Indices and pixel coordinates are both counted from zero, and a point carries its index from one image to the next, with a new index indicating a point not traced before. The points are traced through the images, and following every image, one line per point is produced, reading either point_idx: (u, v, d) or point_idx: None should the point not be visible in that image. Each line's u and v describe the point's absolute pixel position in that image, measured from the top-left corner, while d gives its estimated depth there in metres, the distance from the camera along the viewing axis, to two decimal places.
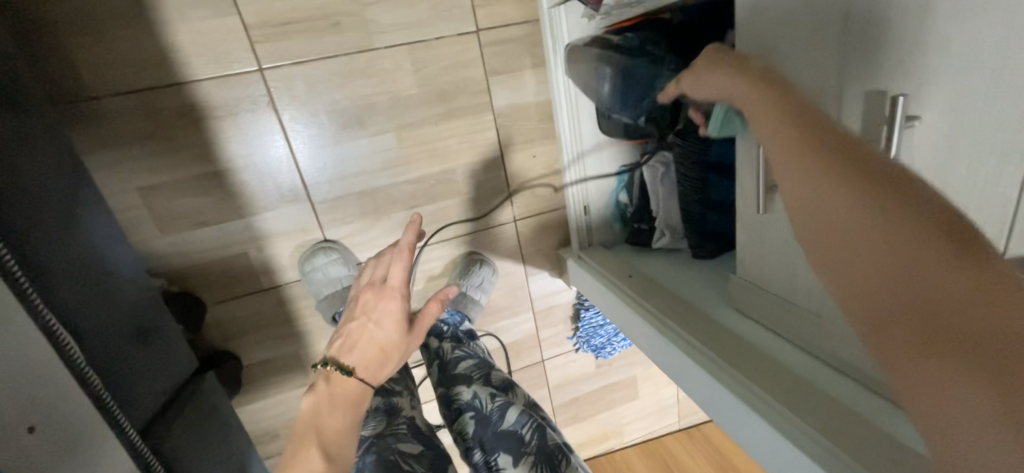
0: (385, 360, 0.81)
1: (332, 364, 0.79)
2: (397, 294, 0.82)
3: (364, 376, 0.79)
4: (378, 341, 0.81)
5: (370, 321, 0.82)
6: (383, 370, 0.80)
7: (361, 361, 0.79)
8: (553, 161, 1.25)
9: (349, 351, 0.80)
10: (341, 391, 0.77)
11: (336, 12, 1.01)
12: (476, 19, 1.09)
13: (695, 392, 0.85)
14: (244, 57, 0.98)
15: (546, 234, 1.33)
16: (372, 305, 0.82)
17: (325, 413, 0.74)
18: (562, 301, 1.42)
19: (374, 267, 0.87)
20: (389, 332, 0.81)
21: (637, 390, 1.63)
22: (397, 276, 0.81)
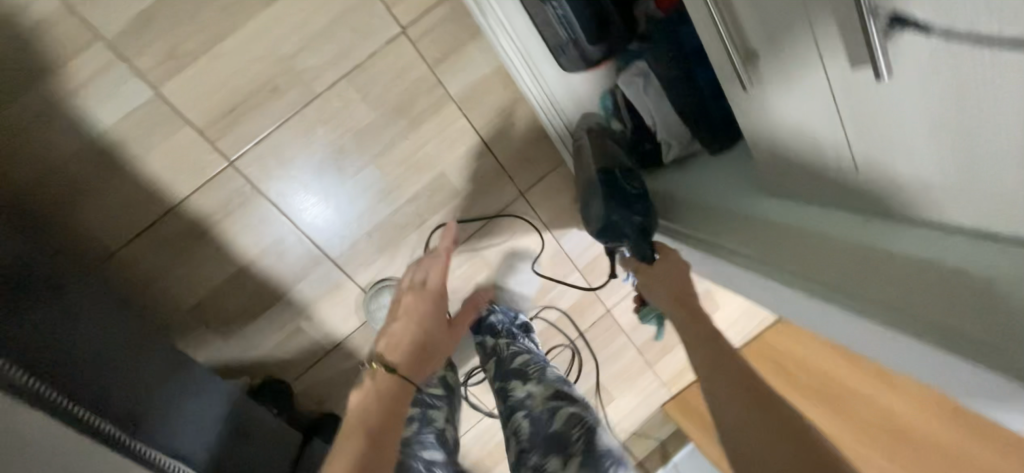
0: (424, 359, 0.94)
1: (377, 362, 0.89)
2: (433, 292, 0.99)
3: (405, 372, 0.90)
4: (414, 341, 0.94)
5: (411, 319, 0.96)
6: (421, 369, 0.93)
7: (401, 360, 0.91)
8: (534, 120, 1.19)
9: (393, 348, 0.93)
10: (375, 396, 0.83)
11: (270, 75, 1.00)
12: (398, 18, 1.04)
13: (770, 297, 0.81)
14: (214, 159, 1.01)
15: (558, 194, 1.28)
16: (410, 305, 0.98)
17: (369, 411, 0.80)
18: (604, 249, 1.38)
19: (415, 271, 1.01)
20: (426, 324, 0.96)
21: (716, 301, 1.57)
22: (435, 277, 1.00)
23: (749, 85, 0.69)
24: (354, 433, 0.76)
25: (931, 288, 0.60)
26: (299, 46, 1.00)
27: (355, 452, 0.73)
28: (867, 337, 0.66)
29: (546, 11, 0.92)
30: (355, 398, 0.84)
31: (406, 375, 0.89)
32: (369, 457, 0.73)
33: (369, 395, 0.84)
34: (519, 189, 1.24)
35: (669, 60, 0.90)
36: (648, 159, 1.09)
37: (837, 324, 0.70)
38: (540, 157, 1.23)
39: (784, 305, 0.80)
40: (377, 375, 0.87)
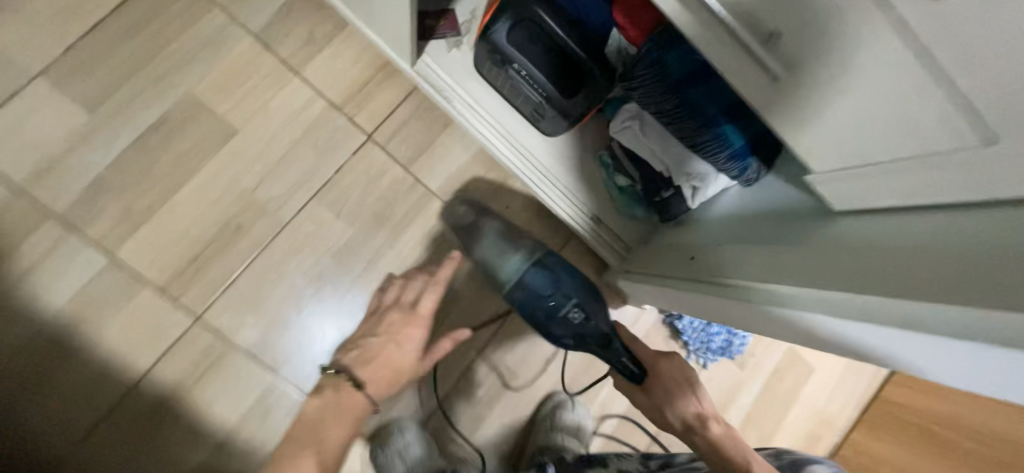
0: (392, 385, 0.65)
1: (343, 373, 0.63)
2: (422, 325, 0.69)
3: (373, 393, 0.63)
4: (395, 363, 0.66)
5: (391, 342, 0.67)
6: (385, 393, 0.64)
7: (373, 378, 0.64)
8: (529, 197, 1.06)
9: (364, 362, 0.65)
10: (347, 406, 0.61)
11: (234, 213, 0.92)
12: (362, 126, 0.99)
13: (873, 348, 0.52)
14: (178, 318, 0.88)
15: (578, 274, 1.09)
16: (397, 326, 0.69)
17: (327, 423, 0.60)
18: (650, 325, 1.13)
19: (404, 292, 0.73)
20: (406, 356, 0.67)
21: (806, 359, 1.25)
22: (427, 305, 0.71)
23: (775, 76, 0.50)
24: (310, 441, 0.57)
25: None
26: (262, 177, 0.93)
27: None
28: (930, 346, 0.45)
29: (513, 75, 0.84)
30: (314, 406, 0.62)
31: (373, 397, 0.63)
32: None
33: (338, 402, 0.61)
34: None
35: (663, 93, 0.77)
36: (678, 208, 0.89)
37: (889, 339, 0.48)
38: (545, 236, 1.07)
39: (816, 340, 0.59)
40: (338, 391, 0.62)
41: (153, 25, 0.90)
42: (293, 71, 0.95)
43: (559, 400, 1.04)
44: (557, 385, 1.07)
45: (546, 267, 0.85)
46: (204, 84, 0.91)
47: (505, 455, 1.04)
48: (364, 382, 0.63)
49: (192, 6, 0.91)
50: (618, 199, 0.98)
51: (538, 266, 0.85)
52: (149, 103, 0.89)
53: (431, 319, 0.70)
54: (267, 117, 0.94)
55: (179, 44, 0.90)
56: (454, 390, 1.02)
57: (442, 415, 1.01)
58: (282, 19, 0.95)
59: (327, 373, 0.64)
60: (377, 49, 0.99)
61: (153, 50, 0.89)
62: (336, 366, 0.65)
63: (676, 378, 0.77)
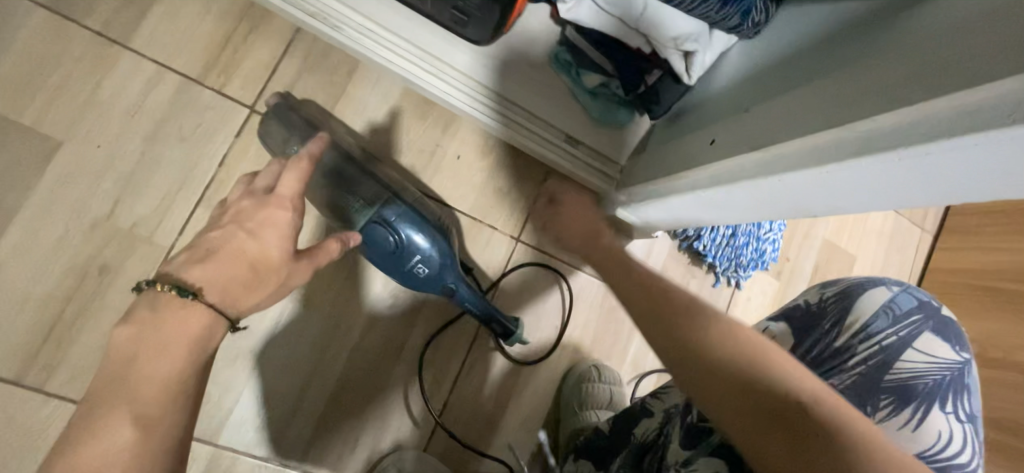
0: (250, 289, 0.45)
1: (166, 283, 0.42)
2: (289, 205, 0.49)
3: (217, 301, 0.42)
4: (254, 257, 0.46)
5: (242, 233, 0.46)
6: (244, 299, 0.44)
7: (218, 280, 0.43)
8: (480, 139, 0.84)
9: (200, 261, 0.44)
10: (173, 326, 0.40)
11: (92, 252, 0.67)
12: (240, 98, 0.73)
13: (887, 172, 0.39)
14: (53, 410, 0.64)
15: (563, 217, 0.88)
16: (248, 215, 0.48)
17: (146, 349, 0.39)
18: (666, 256, 0.93)
19: (260, 179, 0.52)
20: (268, 248, 0.46)
21: (846, 247, 1.08)
22: (289, 186, 0.51)
23: None
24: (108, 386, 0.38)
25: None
26: (118, 194, 0.68)
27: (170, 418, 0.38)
28: (971, 160, 0.34)
29: None
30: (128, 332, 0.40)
31: (221, 306, 0.43)
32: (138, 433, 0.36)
33: (162, 318, 0.40)
34: (511, 235, 0.85)
35: None
36: (669, 93, 0.68)
37: (925, 171, 0.37)
38: (514, 181, 0.85)
39: (845, 200, 0.48)
40: (153, 306, 0.41)
41: None
42: (119, 44, 0.69)
43: (584, 371, 0.84)
44: (576, 356, 0.87)
45: (399, 225, 0.66)
46: None
47: (536, 456, 0.83)
48: (200, 287, 0.42)
49: None
50: (591, 106, 0.77)
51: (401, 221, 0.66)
52: None
53: (300, 199, 0.51)
54: (100, 114, 0.68)
55: None
56: (454, 397, 0.81)
57: (447, 431, 0.80)
58: None
59: (146, 289, 0.42)
60: None
61: None
62: (157, 278, 0.43)
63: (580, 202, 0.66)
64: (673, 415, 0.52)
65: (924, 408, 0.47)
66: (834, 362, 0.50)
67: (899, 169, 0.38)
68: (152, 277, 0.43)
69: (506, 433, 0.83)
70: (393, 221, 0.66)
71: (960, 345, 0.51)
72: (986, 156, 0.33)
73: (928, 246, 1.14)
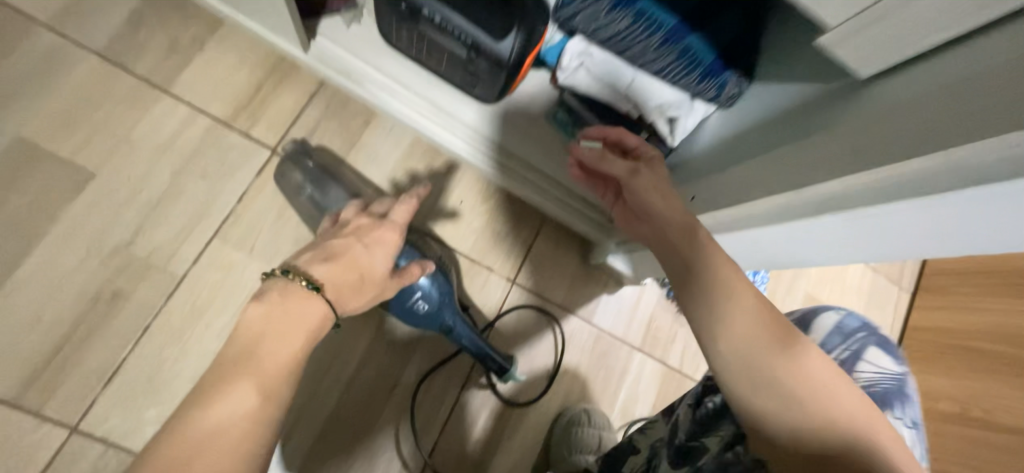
0: (358, 296, 0.45)
1: (297, 274, 0.42)
2: (397, 231, 0.51)
3: (332, 297, 0.42)
4: (364, 268, 0.46)
5: (358, 246, 0.48)
6: (350, 304, 0.44)
7: (335, 278, 0.43)
8: (482, 186, 0.90)
9: (323, 261, 0.45)
10: (297, 313, 0.40)
11: (108, 278, 0.70)
12: (263, 140, 0.80)
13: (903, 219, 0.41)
14: (46, 435, 0.64)
15: (558, 261, 0.93)
16: (364, 231, 0.50)
17: (274, 332, 0.38)
18: (655, 303, 0.97)
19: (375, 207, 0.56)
20: (375, 263, 0.47)
21: (827, 301, 1.12)
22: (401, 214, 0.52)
23: None
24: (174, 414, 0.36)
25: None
26: (139, 224, 0.72)
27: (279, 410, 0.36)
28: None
29: (425, 29, 0.66)
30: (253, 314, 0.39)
31: (335, 304, 0.43)
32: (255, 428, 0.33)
33: (290, 304, 0.40)
34: (506, 277, 0.89)
35: (608, 9, 0.64)
36: None
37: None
38: (512, 226, 0.91)
39: (891, 238, 0.44)
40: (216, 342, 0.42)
41: None
42: (159, 88, 0.76)
43: (575, 415, 0.85)
44: (566, 401, 0.88)
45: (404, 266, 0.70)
46: (40, 123, 0.71)
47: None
48: (323, 283, 0.42)
49: (10, 32, 0.72)
50: None
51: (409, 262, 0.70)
52: None
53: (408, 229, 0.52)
54: (134, 150, 0.74)
55: None
56: (444, 438, 0.81)
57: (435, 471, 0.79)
58: (134, 31, 0.76)
59: (276, 277, 0.42)
60: (263, 46, 0.82)
61: None
62: (290, 268, 0.43)
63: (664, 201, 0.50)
64: (659, 448, 0.53)
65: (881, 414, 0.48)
66: None
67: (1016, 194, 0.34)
68: (283, 266, 0.43)
69: None
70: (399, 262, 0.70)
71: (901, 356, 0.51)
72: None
73: (905, 304, 1.19)
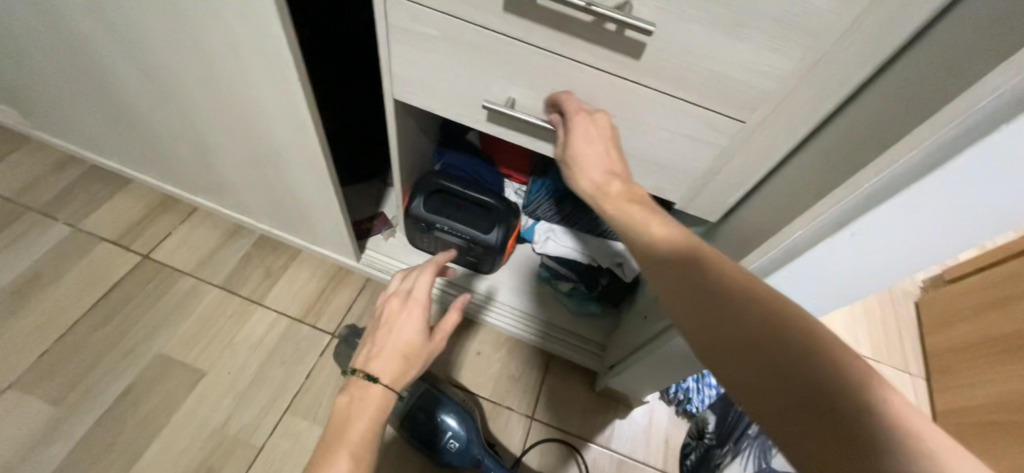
0: (408, 371, 0.61)
1: (360, 372, 0.59)
2: (421, 305, 0.64)
3: (389, 382, 0.58)
4: (405, 349, 0.61)
5: (395, 330, 0.62)
6: (406, 377, 0.60)
7: (385, 366, 0.59)
8: (494, 336, 1.11)
9: (375, 354, 0.61)
10: (365, 401, 0.57)
11: (205, 456, 0.88)
12: (326, 327, 1.06)
13: (862, 249, 0.45)
14: None
15: (569, 393, 1.06)
16: (394, 316, 0.64)
17: (355, 417, 0.56)
18: (667, 420, 1.05)
19: (398, 283, 0.67)
20: (410, 340, 0.62)
21: None
22: (421, 289, 0.65)
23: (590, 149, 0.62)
24: None
25: (859, 145, 0.44)
26: (232, 408, 0.93)
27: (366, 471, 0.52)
28: (866, 243, 0.44)
29: (438, 234, 0.97)
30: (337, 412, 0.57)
31: (392, 386, 0.59)
32: None
33: (360, 397, 0.57)
34: (525, 414, 1.03)
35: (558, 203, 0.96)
36: (617, 287, 1.00)
37: (853, 250, 0.45)
38: (524, 366, 1.08)
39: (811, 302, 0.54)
40: None
41: (127, 306, 1.03)
42: (255, 302, 1.07)
43: None
44: None
45: (436, 411, 0.88)
46: (174, 340, 1.00)
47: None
48: (379, 374, 0.59)
49: (164, 280, 1.07)
50: (569, 306, 1.06)
51: (439, 406, 0.88)
52: (117, 377, 0.94)
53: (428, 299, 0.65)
54: (234, 349, 1.00)
55: (151, 314, 1.02)
56: None
57: None
58: (243, 266, 1.11)
59: (349, 374, 0.59)
60: (329, 260, 1.14)
61: (126, 328, 1.00)
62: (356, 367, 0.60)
63: (590, 140, 0.57)
64: None
65: None
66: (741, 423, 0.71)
67: (842, 248, 0.46)
68: (352, 366, 0.61)
69: None
70: (432, 408, 0.88)
71: None
72: (883, 228, 0.42)
73: (924, 389, 1.24)
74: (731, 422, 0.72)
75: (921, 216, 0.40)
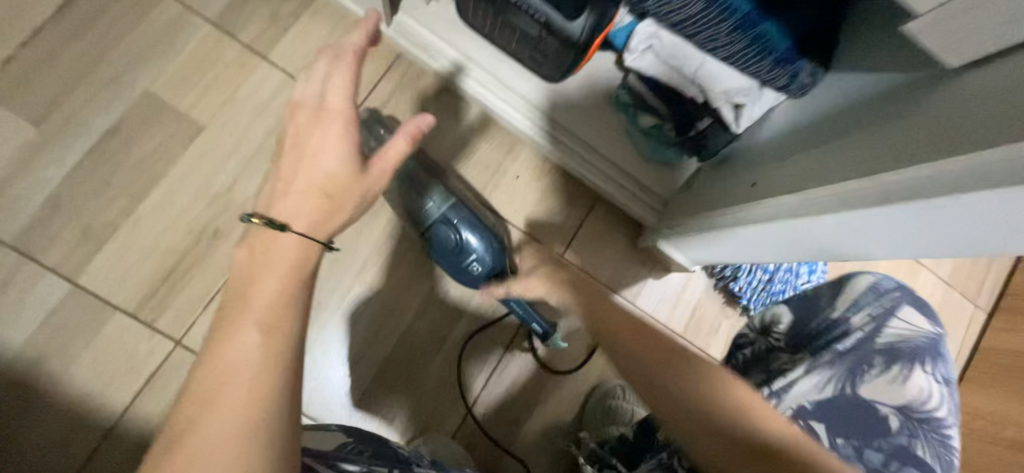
0: (334, 212, 0.49)
1: (260, 218, 0.47)
2: (341, 120, 0.51)
3: (305, 229, 0.48)
4: (324, 184, 0.49)
5: (307, 159, 0.50)
6: (332, 221, 0.49)
7: (300, 207, 0.48)
8: (538, 162, 0.92)
9: (282, 195, 0.49)
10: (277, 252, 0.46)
11: (210, 217, 0.81)
12: None
13: (983, 209, 0.39)
14: (155, 344, 0.77)
15: (607, 241, 0.94)
16: (305, 135, 0.51)
17: (263, 268, 0.45)
18: (701, 291, 0.96)
19: (305, 85, 0.53)
20: (335, 173, 0.49)
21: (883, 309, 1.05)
22: (337, 100, 0.51)
23: None
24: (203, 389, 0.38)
25: None
26: (237, 175, 0.82)
27: (279, 347, 0.40)
28: (986, 212, 0.39)
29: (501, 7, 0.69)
30: (242, 256, 0.47)
31: (310, 233, 0.48)
32: (271, 341, 0.40)
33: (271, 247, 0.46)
34: (555, 252, 0.93)
35: None
36: (716, 138, 0.76)
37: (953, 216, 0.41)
38: (565, 203, 0.93)
39: (839, 242, 0.54)
40: (257, 243, 0.47)
41: (102, 24, 0.82)
42: (259, 54, 0.85)
43: (609, 389, 0.88)
44: (604, 375, 0.91)
45: (457, 227, 0.77)
46: (165, 80, 0.83)
47: (551, 433, 0.87)
48: (290, 221, 0.48)
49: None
50: (645, 145, 0.85)
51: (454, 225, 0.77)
52: (103, 112, 0.80)
53: (348, 114, 0.51)
54: (235, 108, 0.84)
55: (132, 41, 0.82)
56: (484, 395, 0.86)
57: (475, 424, 0.85)
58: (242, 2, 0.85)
59: (247, 222, 0.48)
60: (349, 19, 0.87)
61: (102, 52, 0.81)
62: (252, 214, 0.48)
63: None
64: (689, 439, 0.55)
65: (908, 369, 0.54)
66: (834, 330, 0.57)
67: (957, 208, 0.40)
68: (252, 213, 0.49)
69: (528, 435, 0.87)
70: (452, 224, 0.77)
71: (937, 322, 0.58)
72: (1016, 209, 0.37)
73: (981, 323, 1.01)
74: (819, 328, 0.58)
75: (972, 220, 0.40)
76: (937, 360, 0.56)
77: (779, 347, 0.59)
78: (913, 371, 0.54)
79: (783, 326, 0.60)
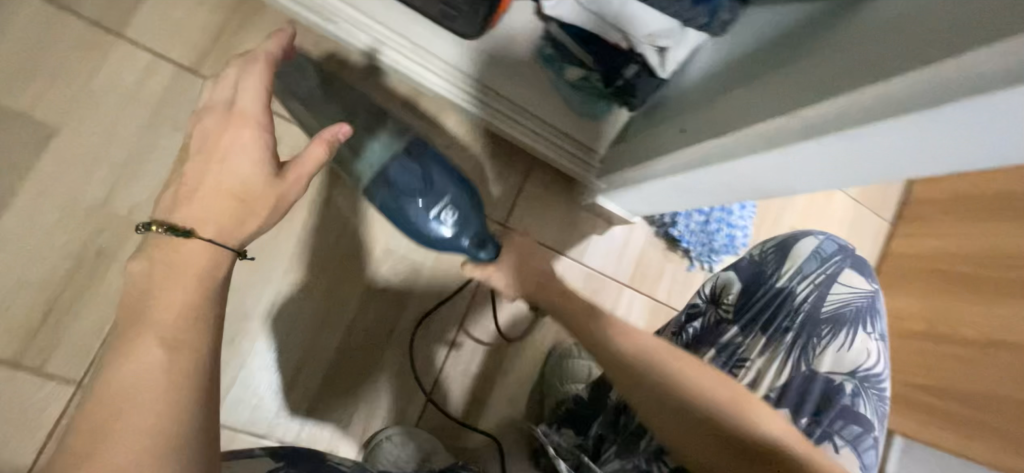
0: (246, 216, 0.45)
1: (160, 225, 0.43)
2: (251, 121, 0.48)
3: (212, 236, 0.43)
4: (235, 189, 0.45)
5: (213, 165, 0.46)
6: (243, 226, 0.45)
7: (206, 212, 0.44)
8: (467, 129, 0.86)
9: (185, 201, 0.45)
10: (180, 261, 0.42)
11: (90, 236, 0.69)
12: None
13: (885, 144, 0.41)
14: (50, 391, 0.66)
15: (548, 203, 0.92)
16: (213, 139, 0.47)
17: (160, 279, 0.41)
18: (644, 241, 0.97)
19: (215, 89, 0.51)
20: (246, 178, 0.45)
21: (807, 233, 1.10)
22: (249, 100, 0.50)
23: None
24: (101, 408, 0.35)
25: None
26: (113, 182, 0.70)
27: (188, 361, 0.38)
28: (892, 142, 0.41)
29: None
30: (138, 269, 0.42)
31: (220, 240, 0.43)
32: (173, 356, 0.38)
33: (170, 256, 0.42)
34: (497, 221, 0.89)
35: None
36: (643, 86, 0.74)
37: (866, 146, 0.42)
38: (500, 169, 0.89)
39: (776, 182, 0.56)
40: (154, 252, 0.42)
41: None
42: (113, 33, 0.70)
43: (566, 349, 0.88)
44: (560, 335, 0.91)
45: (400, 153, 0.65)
46: None
47: (515, 400, 0.87)
48: (195, 226, 0.43)
49: None
50: (576, 99, 0.81)
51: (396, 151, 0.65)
52: None
53: (261, 114, 0.49)
54: (95, 102, 0.70)
55: None
56: (443, 377, 0.84)
57: (438, 407, 0.83)
58: None
59: (143, 230, 0.43)
60: None
61: None
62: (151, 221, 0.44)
63: None
64: None
65: (850, 332, 0.62)
66: (779, 299, 0.65)
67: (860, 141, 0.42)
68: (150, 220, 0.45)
69: (493, 408, 0.87)
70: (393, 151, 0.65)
71: (873, 278, 0.66)
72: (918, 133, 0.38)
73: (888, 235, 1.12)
74: (768, 296, 0.65)
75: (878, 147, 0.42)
76: (874, 318, 0.64)
77: (728, 318, 0.66)
78: (851, 332, 0.62)
79: (733, 295, 0.66)
